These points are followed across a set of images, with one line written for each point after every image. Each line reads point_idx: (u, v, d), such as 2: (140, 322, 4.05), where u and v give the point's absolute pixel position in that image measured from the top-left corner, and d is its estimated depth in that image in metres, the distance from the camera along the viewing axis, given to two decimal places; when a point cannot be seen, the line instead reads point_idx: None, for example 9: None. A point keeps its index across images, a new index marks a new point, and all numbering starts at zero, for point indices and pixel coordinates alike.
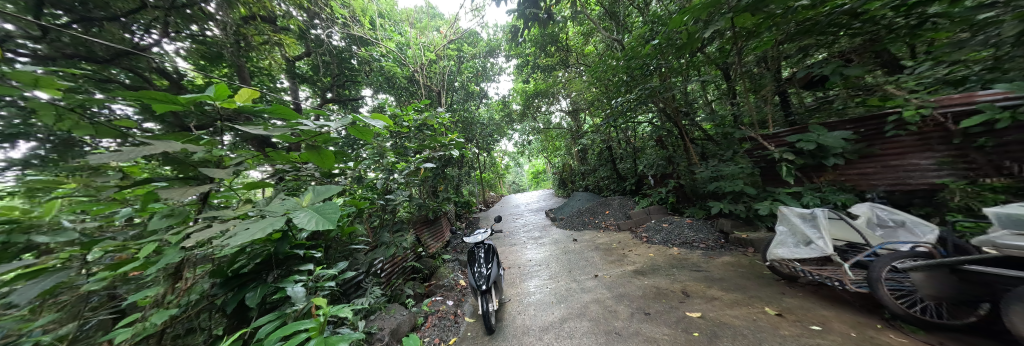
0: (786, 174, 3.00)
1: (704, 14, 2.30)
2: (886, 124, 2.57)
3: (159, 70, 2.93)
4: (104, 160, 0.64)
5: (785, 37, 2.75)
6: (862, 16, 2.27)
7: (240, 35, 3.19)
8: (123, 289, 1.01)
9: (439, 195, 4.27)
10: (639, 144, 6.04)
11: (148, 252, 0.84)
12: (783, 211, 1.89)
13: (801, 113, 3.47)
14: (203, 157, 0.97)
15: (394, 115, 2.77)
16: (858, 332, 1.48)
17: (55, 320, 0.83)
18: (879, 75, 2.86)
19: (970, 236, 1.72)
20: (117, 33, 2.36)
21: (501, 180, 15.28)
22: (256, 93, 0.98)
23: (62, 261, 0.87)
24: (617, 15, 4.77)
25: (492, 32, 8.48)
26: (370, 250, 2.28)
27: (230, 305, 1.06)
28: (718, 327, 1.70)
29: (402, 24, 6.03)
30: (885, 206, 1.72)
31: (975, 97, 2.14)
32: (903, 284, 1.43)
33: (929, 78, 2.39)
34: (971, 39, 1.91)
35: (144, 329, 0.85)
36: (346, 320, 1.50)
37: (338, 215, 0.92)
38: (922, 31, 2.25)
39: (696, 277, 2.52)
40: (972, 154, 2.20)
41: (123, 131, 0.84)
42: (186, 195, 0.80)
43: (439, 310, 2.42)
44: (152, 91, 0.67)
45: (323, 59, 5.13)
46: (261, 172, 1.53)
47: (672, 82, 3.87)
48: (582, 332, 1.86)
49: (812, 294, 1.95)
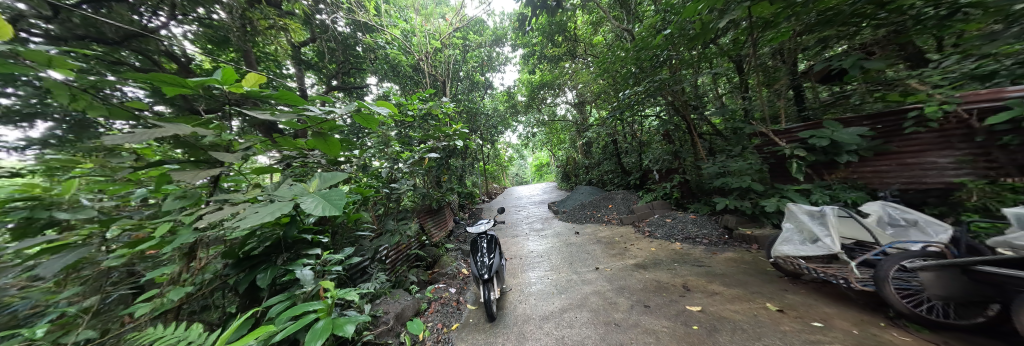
0: (796, 171, 2.93)
1: (719, 3, 2.21)
2: (905, 120, 2.48)
3: (167, 53, 2.92)
4: (119, 140, 0.66)
5: (804, 28, 2.63)
6: (888, 5, 2.16)
7: (246, 19, 3.15)
8: (141, 266, 1.04)
9: (443, 186, 4.29)
10: (644, 138, 5.96)
11: (163, 232, 0.86)
12: (791, 208, 1.86)
13: (815, 108, 3.36)
14: (212, 141, 0.99)
15: (400, 104, 2.78)
16: (860, 329, 1.48)
17: (78, 293, 0.88)
18: (902, 68, 2.74)
19: (984, 237, 1.67)
20: (125, 15, 2.41)
21: (504, 172, 15.24)
22: (264, 79, 0.97)
23: (82, 238, 0.90)
24: (628, 3, 4.62)
25: (498, 21, 8.32)
26: (375, 236, 2.31)
27: (241, 285, 1.09)
28: (718, 321, 1.72)
29: (407, 11, 5.89)
30: (897, 204, 1.68)
31: (1003, 93, 1.99)
32: (910, 284, 1.40)
33: (955, 73, 2.28)
34: (1004, 30, 1.84)
35: (162, 304, 0.90)
36: (352, 303, 1.54)
37: (346, 202, 0.94)
38: (951, 22, 2.12)
39: (697, 272, 2.52)
40: (996, 153, 2.09)
41: (135, 114, 0.85)
42: (198, 178, 0.81)
43: (441, 297, 2.48)
44: (162, 73, 0.67)
45: (329, 46, 5.09)
46: (269, 158, 1.55)
47: (683, 74, 3.77)
48: (582, 322, 1.90)
49: (815, 292, 1.94)
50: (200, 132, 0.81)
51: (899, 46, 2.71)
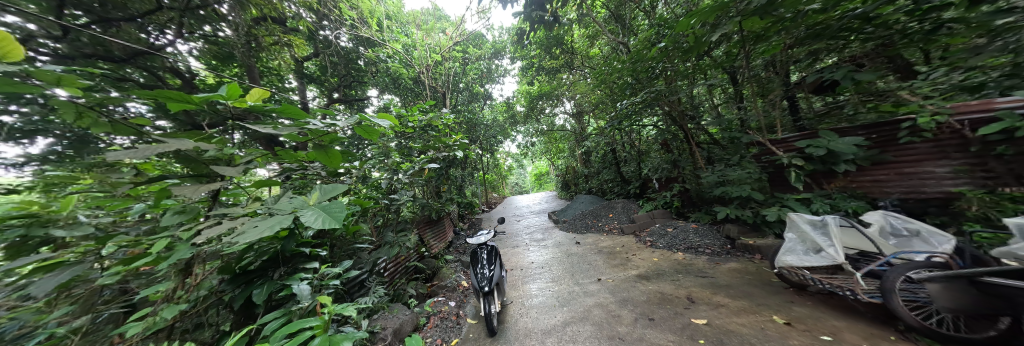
0: (794, 180, 2.96)
1: (712, 18, 2.27)
2: (900, 130, 2.51)
3: (173, 70, 2.99)
4: (122, 156, 0.66)
5: (794, 41, 2.71)
6: (875, 20, 2.24)
7: (251, 36, 3.25)
8: (135, 283, 1.02)
9: (443, 196, 4.27)
10: (643, 147, 6.01)
11: (160, 249, 0.85)
12: (792, 218, 1.86)
13: (809, 118, 3.41)
14: (214, 155, 0.99)
15: (400, 116, 2.82)
16: (870, 343, 1.45)
17: (68, 313, 0.86)
18: (892, 80, 2.81)
19: (988, 247, 1.66)
20: (134, 33, 2.45)
21: (503, 181, 15.14)
22: (267, 93, 0.99)
23: (77, 255, 0.89)
24: (623, 18, 4.77)
25: (497, 34, 8.56)
26: (374, 249, 2.28)
27: (236, 302, 1.07)
28: (725, 335, 1.67)
29: (409, 26, 6.09)
30: (898, 214, 1.69)
31: (993, 104, 2.05)
32: (918, 295, 1.38)
33: (945, 84, 2.34)
34: (988, 44, 1.87)
35: (153, 323, 0.87)
36: (349, 319, 1.50)
37: (346, 215, 0.93)
38: (937, 36, 2.19)
39: (701, 283, 2.48)
40: (992, 162, 2.11)
41: (139, 129, 0.86)
42: (199, 193, 0.81)
43: (441, 311, 2.42)
44: (168, 90, 0.68)
45: (331, 60, 5.22)
46: (269, 171, 1.54)
47: (679, 84, 3.83)
48: (585, 337, 1.85)
49: (822, 303, 1.91)
50: (203, 147, 0.81)
51: (889, 58, 2.78)
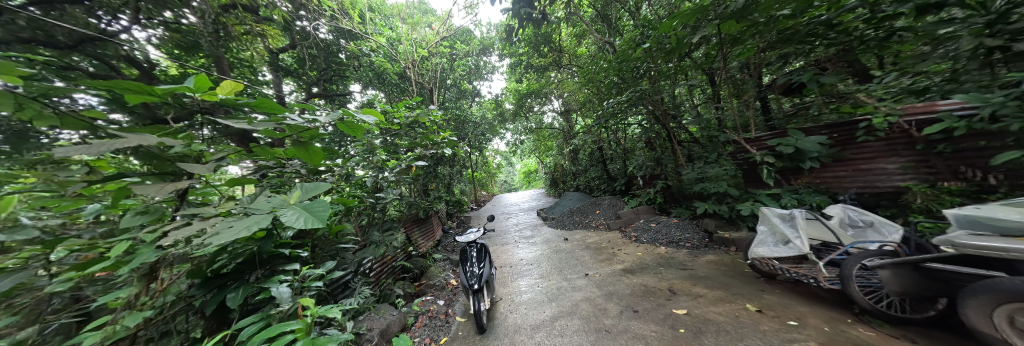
0: (767, 176, 3.14)
1: (692, 20, 2.35)
2: (859, 130, 2.72)
3: (128, 58, 2.76)
4: (72, 153, 0.60)
5: (767, 45, 2.86)
6: (838, 26, 2.40)
7: (219, 23, 3.05)
8: (90, 290, 0.94)
9: (431, 194, 4.20)
10: (628, 145, 6.18)
11: (120, 252, 0.78)
12: (764, 211, 1.98)
13: (780, 118, 3.63)
14: (180, 152, 0.93)
15: (385, 112, 2.74)
16: (831, 326, 1.57)
17: (10, 325, 0.77)
18: (851, 83, 3.04)
19: (930, 236, 1.85)
20: (80, 17, 2.22)
21: (492, 180, 15.10)
22: (240, 86, 0.93)
23: (21, 261, 0.82)
24: (609, 17, 4.85)
25: (485, 31, 8.47)
26: (358, 249, 2.23)
27: (208, 307, 1.00)
28: (703, 324, 1.77)
29: (393, 19, 5.89)
30: (856, 207, 1.83)
31: (936, 106, 2.29)
32: (870, 281, 1.52)
33: (896, 88, 2.56)
34: (932, 52, 2.04)
35: (114, 332, 0.79)
36: (333, 321, 1.46)
37: (329, 214, 0.90)
38: (890, 43, 2.38)
39: (682, 275, 2.60)
40: (933, 159, 2.36)
41: (92, 123, 0.79)
42: (163, 192, 0.75)
43: (429, 310, 2.40)
44: (124, 80, 0.63)
45: (309, 53, 4.95)
46: (242, 169, 1.45)
47: (662, 84, 3.96)
48: (573, 330, 1.89)
49: (790, 291, 2.05)
50: (168, 142, 0.75)
51: (850, 62, 3.00)
